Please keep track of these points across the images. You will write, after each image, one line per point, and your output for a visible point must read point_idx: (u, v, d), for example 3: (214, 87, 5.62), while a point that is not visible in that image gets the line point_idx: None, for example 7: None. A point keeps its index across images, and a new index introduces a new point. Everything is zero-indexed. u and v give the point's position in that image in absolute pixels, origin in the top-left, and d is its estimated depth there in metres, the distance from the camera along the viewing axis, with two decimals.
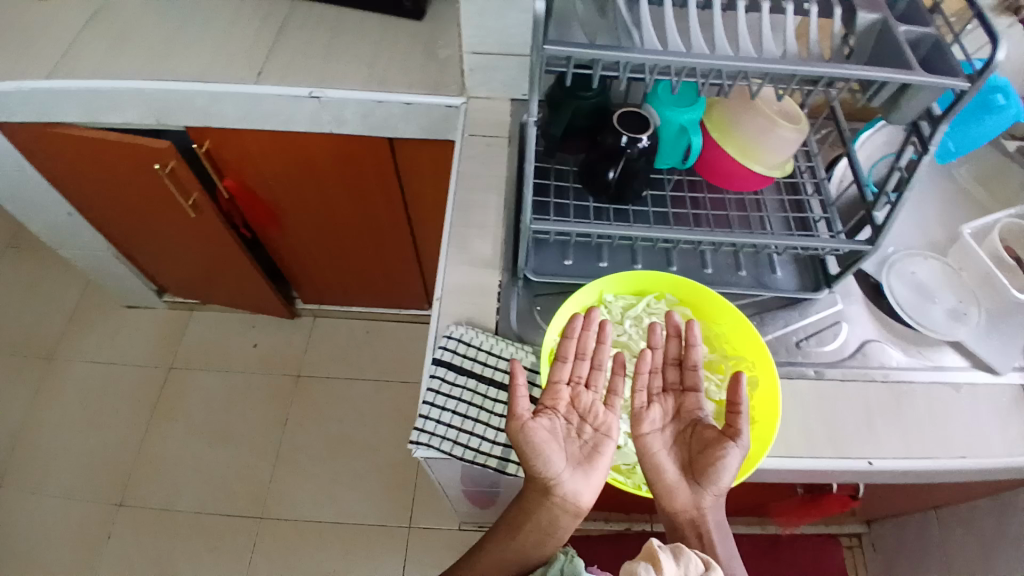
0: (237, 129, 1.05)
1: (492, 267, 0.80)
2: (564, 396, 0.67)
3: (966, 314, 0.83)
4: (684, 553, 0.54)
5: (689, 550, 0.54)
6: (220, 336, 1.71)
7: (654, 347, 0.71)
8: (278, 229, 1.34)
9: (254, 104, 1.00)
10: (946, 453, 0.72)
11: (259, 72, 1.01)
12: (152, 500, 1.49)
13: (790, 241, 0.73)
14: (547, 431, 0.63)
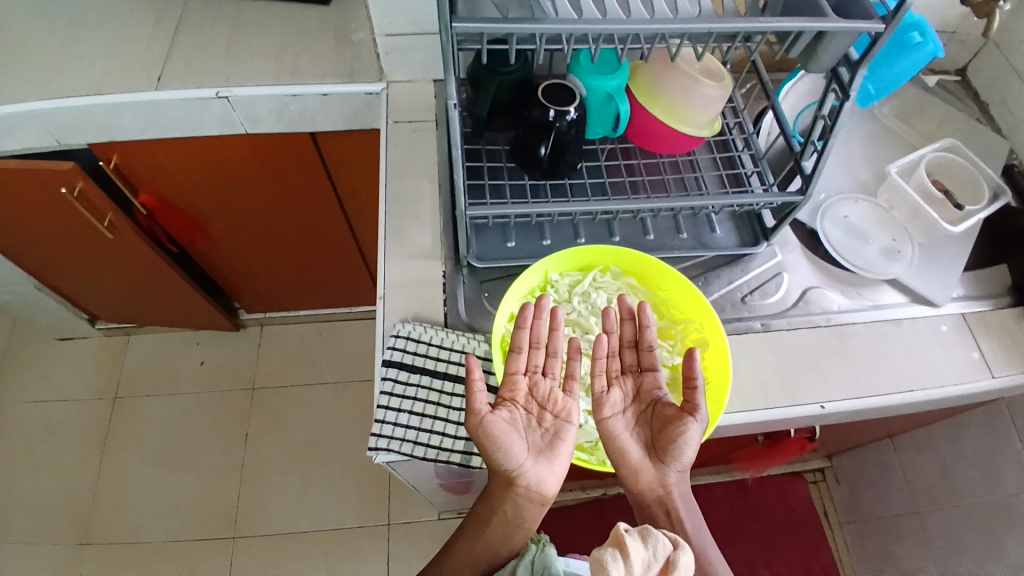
0: (145, 140, 0.98)
1: (433, 258, 0.78)
2: (522, 387, 0.66)
3: (900, 251, 0.87)
4: (651, 534, 0.55)
5: (656, 529, 0.55)
6: (165, 358, 1.62)
7: (609, 332, 0.70)
8: (207, 240, 1.27)
9: (158, 112, 0.93)
10: (890, 386, 0.76)
11: (159, 78, 0.93)
12: (115, 537, 1.42)
13: (725, 200, 0.73)
14: (506, 423, 0.62)
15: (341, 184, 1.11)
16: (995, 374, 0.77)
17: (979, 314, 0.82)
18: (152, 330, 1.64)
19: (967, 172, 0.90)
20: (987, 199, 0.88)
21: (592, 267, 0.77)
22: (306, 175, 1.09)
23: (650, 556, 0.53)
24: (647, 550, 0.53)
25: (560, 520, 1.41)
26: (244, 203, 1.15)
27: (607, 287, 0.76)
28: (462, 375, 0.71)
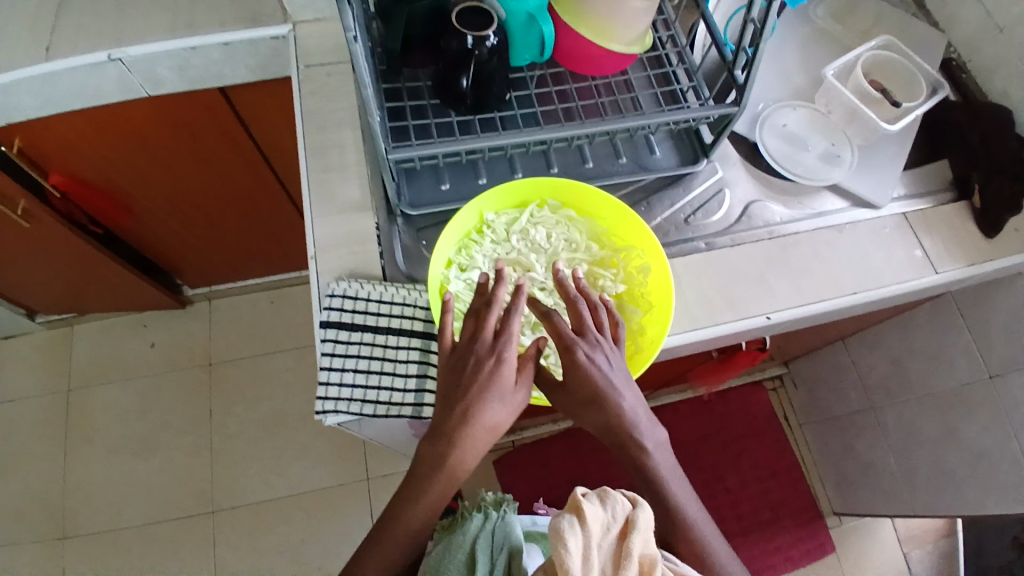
0: (42, 118, 0.89)
1: (364, 210, 0.74)
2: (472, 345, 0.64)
3: (839, 155, 0.86)
4: (609, 495, 0.55)
5: (615, 491, 0.56)
6: (112, 345, 1.55)
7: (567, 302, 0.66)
8: (135, 217, 1.20)
9: (52, 85, 0.83)
10: (834, 292, 0.77)
11: (49, 47, 0.83)
12: (95, 528, 1.40)
13: (660, 118, 0.70)
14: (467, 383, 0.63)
15: (263, 142, 1.04)
16: (937, 271, 0.80)
17: (919, 213, 0.84)
18: (94, 317, 1.56)
19: (904, 69, 0.89)
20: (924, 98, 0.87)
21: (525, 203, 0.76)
22: (224, 134, 1.01)
23: (609, 518, 0.54)
24: (606, 513, 0.54)
25: (534, 455, 1.44)
26: (164, 171, 1.07)
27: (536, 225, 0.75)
28: (406, 328, 0.69)
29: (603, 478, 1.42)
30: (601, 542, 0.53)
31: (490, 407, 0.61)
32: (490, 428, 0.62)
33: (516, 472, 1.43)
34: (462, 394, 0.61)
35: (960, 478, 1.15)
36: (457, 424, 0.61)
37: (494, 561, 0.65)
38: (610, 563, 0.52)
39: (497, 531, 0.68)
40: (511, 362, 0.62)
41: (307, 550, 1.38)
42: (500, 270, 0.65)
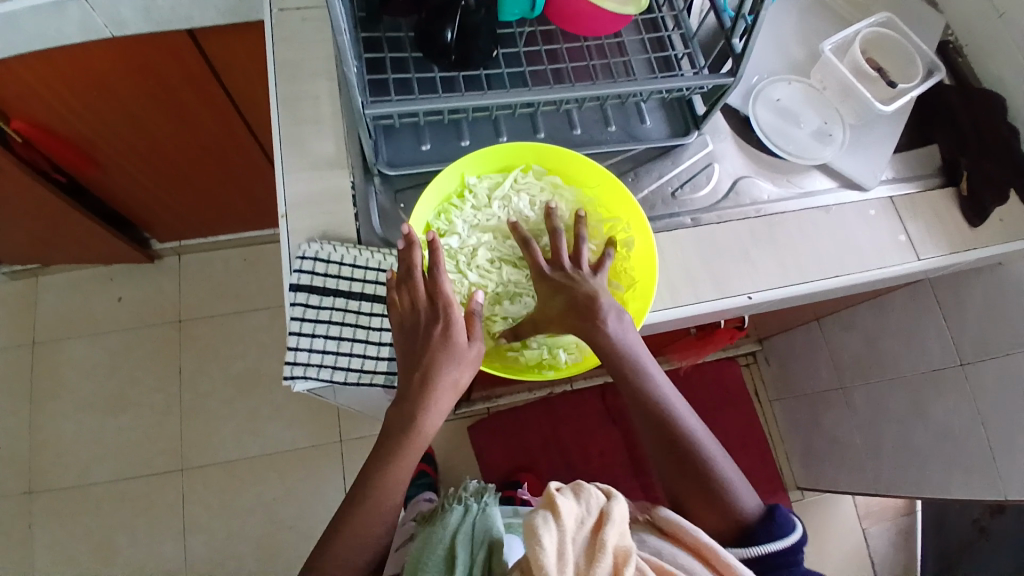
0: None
1: (339, 167, 0.71)
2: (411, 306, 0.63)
3: (831, 133, 0.85)
4: (583, 490, 0.60)
5: (588, 486, 0.61)
6: (78, 298, 1.49)
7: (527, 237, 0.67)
8: (101, 167, 1.13)
9: (13, 26, 0.76)
10: (818, 273, 0.76)
11: None
12: (62, 483, 1.38)
13: (653, 85, 0.67)
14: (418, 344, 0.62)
15: (234, 90, 0.99)
16: (919, 256, 0.80)
17: (906, 197, 0.83)
18: (60, 270, 1.49)
19: (901, 47, 0.86)
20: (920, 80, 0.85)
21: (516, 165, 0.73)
22: (194, 82, 0.95)
23: (584, 511, 0.58)
24: (580, 505, 0.59)
25: (509, 422, 1.44)
26: (131, 119, 1.01)
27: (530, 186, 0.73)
28: (380, 294, 0.67)
29: (576, 447, 1.44)
30: (576, 534, 0.56)
31: (449, 370, 0.61)
32: (454, 388, 0.62)
33: (490, 438, 1.43)
34: (422, 364, 0.61)
35: (925, 458, 1.18)
36: (424, 391, 0.61)
37: (474, 554, 0.63)
38: (584, 555, 0.55)
39: (478, 524, 0.67)
40: (455, 320, 0.62)
41: (280, 509, 1.38)
42: (408, 234, 0.62)
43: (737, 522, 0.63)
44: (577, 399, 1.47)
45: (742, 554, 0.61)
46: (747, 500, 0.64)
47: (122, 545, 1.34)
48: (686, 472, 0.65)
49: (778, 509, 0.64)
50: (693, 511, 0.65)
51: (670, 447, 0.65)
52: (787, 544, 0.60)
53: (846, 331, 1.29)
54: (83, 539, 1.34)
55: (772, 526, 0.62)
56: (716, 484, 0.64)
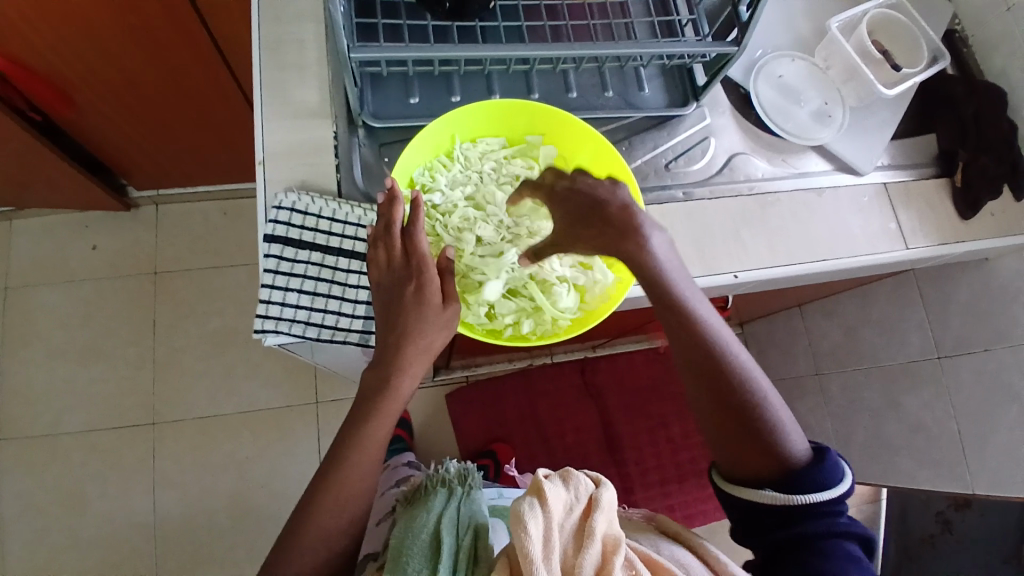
0: None
1: (322, 117, 0.68)
2: (387, 266, 0.61)
3: (830, 114, 0.83)
4: (573, 477, 0.64)
5: (577, 472, 0.65)
6: (50, 244, 1.44)
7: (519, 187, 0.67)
8: (76, 109, 1.07)
9: None
10: (809, 256, 0.75)
11: None
12: (29, 431, 1.35)
13: (654, 48, 0.65)
14: (394, 305, 0.60)
15: (218, 34, 0.94)
16: (908, 246, 0.80)
17: (899, 184, 0.82)
18: (33, 214, 1.44)
19: (908, 31, 0.84)
20: (921, 67, 0.83)
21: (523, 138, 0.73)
22: (175, 24, 0.90)
23: (573, 497, 0.62)
24: (569, 493, 0.62)
25: (487, 392, 1.44)
26: (111, 59, 0.95)
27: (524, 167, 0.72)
28: (359, 251, 0.65)
29: (553, 420, 1.44)
30: (565, 521, 0.60)
31: (428, 332, 0.60)
32: (430, 351, 0.61)
33: (467, 406, 1.43)
34: (405, 326, 0.60)
35: (895, 448, 1.19)
36: (407, 353, 0.60)
37: (459, 538, 0.66)
38: (572, 541, 0.60)
39: (463, 510, 0.70)
40: (431, 279, 0.60)
41: (253, 468, 1.37)
42: (391, 188, 0.59)
43: (785, 466, 0.59)
44: (556, 372, 1.47)
45: (785, 500, 0.58)
46: (797, 445, 0.60)
47: (90, 497, 1.33)
48: (736, 413, 0.59)
49: (829, 454, 0.61)
50: (737, 452, 0.60)
51: (722, 387, 0.59)
52: (833, 494, 0.58)
53: (826, 318, 1.30)
54: (50, 489, 1.32)
55: (821, 473, 0.59)
56: (767, 426, 0.59)
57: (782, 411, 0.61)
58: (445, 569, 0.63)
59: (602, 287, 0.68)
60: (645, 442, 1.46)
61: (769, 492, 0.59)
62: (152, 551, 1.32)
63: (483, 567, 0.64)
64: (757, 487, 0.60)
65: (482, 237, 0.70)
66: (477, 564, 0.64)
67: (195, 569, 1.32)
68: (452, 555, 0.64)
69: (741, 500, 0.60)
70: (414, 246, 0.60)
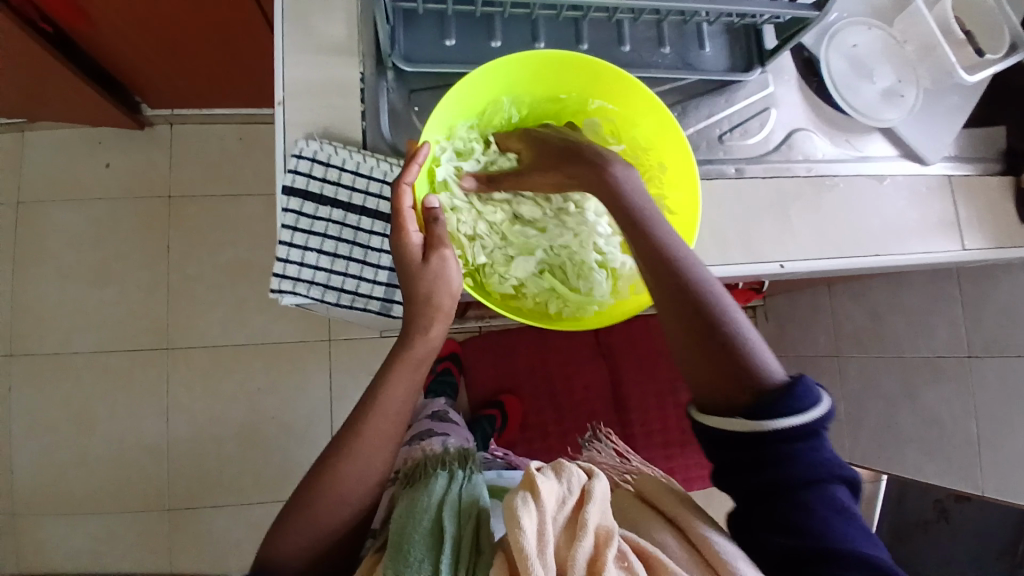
0: None
1: (348, 55, 0.62)
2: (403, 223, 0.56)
3: (902, 94, 0.75)
4: (566, 469, 0.60)
5: (569, 466, 0.60)
6: (64, 160, 1.40)
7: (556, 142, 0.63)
8: (91, 24, 1.00)
9: None
10: (861, 251, 0.71)
11: None
12: (44, 347, 1.36)
13: (728, 5, 0.57)
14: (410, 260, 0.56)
15: None
16: (965, 246, 0.75)
17: (964, 178, 0.76)
18: (47, 128, 1.39)
19: (987, 9, 0.74)
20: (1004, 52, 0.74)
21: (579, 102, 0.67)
22: None
23: (566, 489, 0.58)
24: (561, 485, 0.58)
25: (499, 343, 1.42)
26: None
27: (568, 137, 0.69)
28: (383, 211, 0.61)
29: (559, 377, 1.41)
30: (557, 513, 0.56)
31: (424, 288, 0.56)
32: (435, 312, 0.57)
33: (480, 355, 1.41)
34: (405, 283, 0.57)
35: (906, 441, 1.15)
36: (411, 310, 0.57)
37: (461, 529, 0.62)
38: (565, 532, 0.55)
39: (464, 500, 0.66)
40: (409, 224, 0.56)
41: (261, 399, 1.38)
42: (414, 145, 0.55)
43: (751, 390, 0.48)
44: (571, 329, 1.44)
45: (750, 425, 0.47)
46: (766, 364, 0.49)
47: (103, 416, 1.35)
48: (696, 327, 0.50)
49: (804, 379, 0.48)
50: (695, 374, 0.50)
51: (675, 290, 0.51)
52: (806, 419, 0.46)
53: (852, 301, 1.24)
54: (64, 405, 1.35)
55: (794, 396, 0.47)
56: (728, 338, 0.49)
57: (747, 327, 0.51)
58: (447, 560, 0.58)
59: (637, 272, 0.66)
60: (653, 406, 1.43)
61: (735, 420, 0.47)
62: (161, 470, 1.35)
63: (484, 558, 0.58)
64: (724, 415, 0.48)
65: (523, 215, 0.70)
66: (480, 557, 0.58)
67: (203, 492, 1.35)
68: (454, 546, 0.59)
69: (708, 434, 0.49)
70: (403, 176, 0.54)
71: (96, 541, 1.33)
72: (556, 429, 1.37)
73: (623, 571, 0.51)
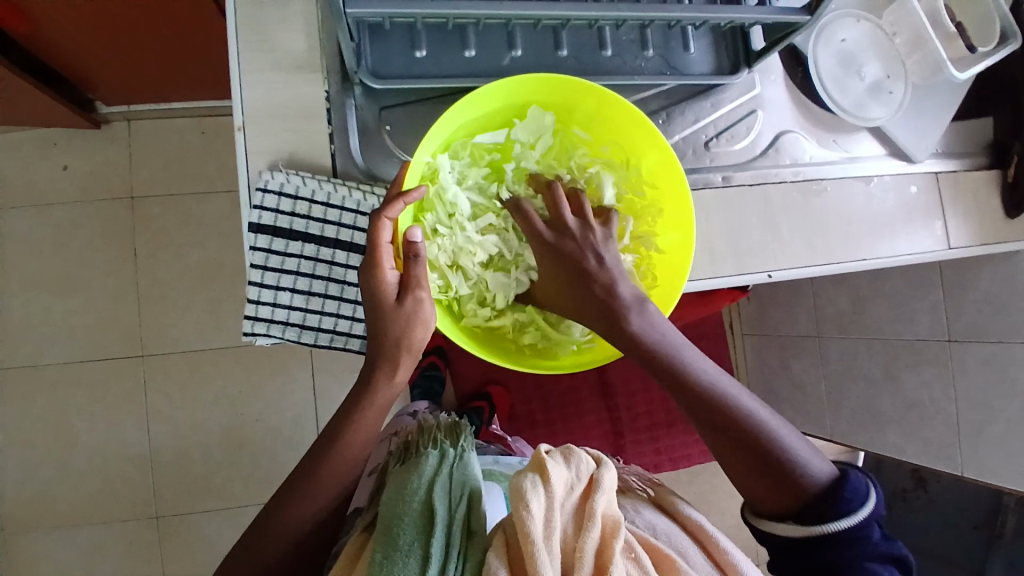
0: None
1: (311, 70, 0.61)
2: (383, 258, 0.53)
3: (891, 90, 0.73)
4: (574, 454, 0.56)
5: (578, 451, 0.56)
6: (14, 160, 1.30)
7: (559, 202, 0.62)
8: (35, 27, 0.91)
9: None
10: (848, 255, 0.71)
11: None
12: (10, 362, 1.29)
13: (712, 14, 0.56)
14: (385, 300, 0.54)
15: None
16: (950, 247, 0.74)
17: (951, 174, 0.75)
18: None
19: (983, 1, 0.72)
20: (994, 44, 0.72)
21: (607, 139, 0.66)
22: None
23: (574, 476, 0.54)
24: (570, 471, 0.54)
25: None
26: None
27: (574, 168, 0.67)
28: (358, 243, 0.61)
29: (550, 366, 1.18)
30: (564, 501, 0.52)
31: (396, 327, 0.54)
32: (407, 349, 0.56)
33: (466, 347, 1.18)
34: (374, 322, 0.55)
35: (885, 423, 1.16)
36: (379, 353, 0.55)
37: (452, 512, 0.52)
38: (573, 521, 0.51)
39: (454, 476, 0.56)
40: (385, 260, 0.53)
41: (245, 403, 1.34)
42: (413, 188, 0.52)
43: (799, 495, 0.53)
44: None
45: (809, 532, 0.52)
46: (815, 468, 0.54)
47: (80, 430, 1.30)
48: (739, 446, 0.54)
49: (853, 477, 0.54)
50: (749, 488, 0.55)
51: (722, 425, 0.54)
52: (853, 521, 0.52)
53: (834, 286, 1.23)
54: (38, 421, 1.29)
55: (845, 498, 0.52)
56: (777, 458, 0.54)
57: (792, 439, 0.55)
58: (438, 548, 0.48)
59: None
60: None
61: (791, 524, 0.53)
62: (146, 481, 1.31)
63: (478, 543, 0.51)
64: (779, 521, 0.54)
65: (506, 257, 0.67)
66: (472, 540, 0.51)
67: (189, 499, 1.32)
68: (445, 530, 0.50)
69: (768, 536, 0.55)
70: (385, 209, 0.52)
71: (83, 553, 1.30)
72: (544, 422, 1.16)
73: (632, 565, 0.49)
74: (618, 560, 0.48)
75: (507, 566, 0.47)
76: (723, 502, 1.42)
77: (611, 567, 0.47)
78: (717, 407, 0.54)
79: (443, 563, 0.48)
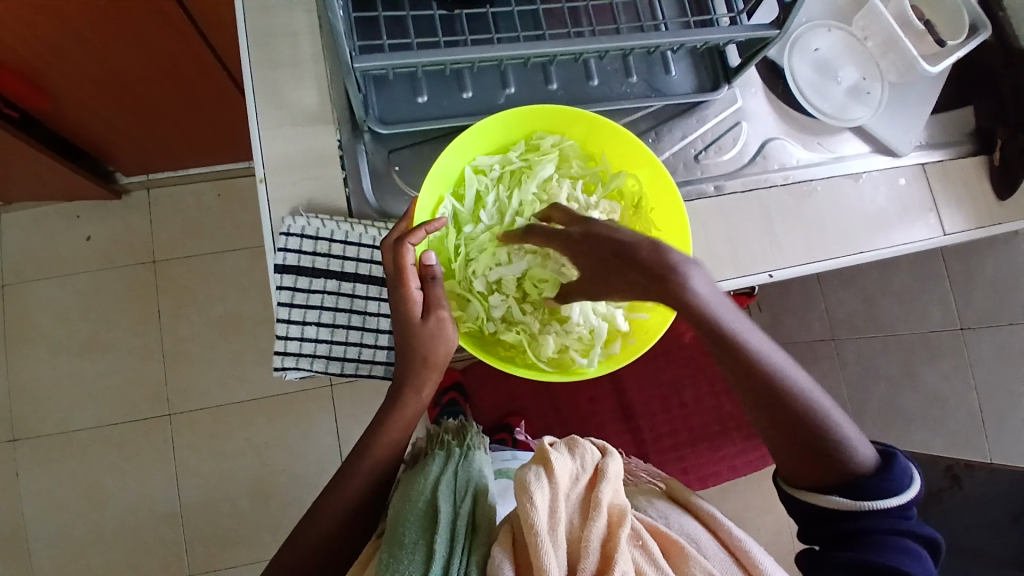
0: None
1: (323, 123, 0.66)
2: (411, 280, 0.56)
3: (868, 91, 0.76)
4: (579, 445, 0.57)
5: (583, 441, 0.58)
6: (42, 236, 1.37)
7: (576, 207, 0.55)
8: (62, 107, 0.97)
9: None
10: (846, 250, 0.73)
11: None
12: (44, 428, 1.33)
13: (688, 37, 0.60)
14: (411, 314, 0.57)
15: (196, 9, 0.82)
16: (946, 232, 0.77)
17: (938, 164, 0.78)
18: (20, 207, 1.35)
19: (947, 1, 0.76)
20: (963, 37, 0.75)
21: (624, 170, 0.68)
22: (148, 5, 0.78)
23: (580, 466, 0.55)
24: (575, 461, 0.55)
25: None
26: (89, 53, 0.84)
27: (583, 194, 0.69)
28: (376, 275, 0.65)
29: (565, 391, 1.17)
30: (570, 491, 0.54)
31: (423, 344, 0.58)
32: (430, 364, 0.59)
33: (482, 376, 1.19)
34: (401, 337, 0.58)
35: (909, 419, 1.14)
36: (407, 368, 0.59)
37: (457, 508, 0.53)
38: (580, 511, 0.53)
39: (460, 473, 0.57)
40: (411, 279, 0.56)
41: (271, 452, 1.35)
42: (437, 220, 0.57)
43: (847, 474, 0.54)
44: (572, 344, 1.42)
45: (854, 506, 0.54)
46: (860, 449, 0.55)
47: (113, 491, 1.32)
48: (786, 427, 0.54)
49: (897, 457, 0.56)
50: (784, 458, 0.56)
51: (774, 405, 0.53)
52: (899, 501, 0.54)
53: (842, 288, 1.24)
54: (71, 485, 1.32)
55: (888, 478, 0.54)
56: (822, 435, 0.54)
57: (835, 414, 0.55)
58: (442, 545, 0.50)
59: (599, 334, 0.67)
60: None
61: (839, 499, 0.54)
62: (178, 538, 1.32)
63: (483, 539, 0.52)
64: (823, 494, 0.55)
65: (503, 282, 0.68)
66: (476, 535, 0.52)
67: (222, 553, 1.32)
68: (449, 530, 0.51)
69: (804, 505, 0.56)
70: (408, 235, 0.56)
71: None
72: None
73: (639, 550, 0.50)
74: (623, 548, 0.49)
75: (510, 556, 0.48)
76: (756, 517, 1.40)
77: (615, 557, 0.48)
78: (770, 378, 0.52)
79: (448, 559, 0.50)
